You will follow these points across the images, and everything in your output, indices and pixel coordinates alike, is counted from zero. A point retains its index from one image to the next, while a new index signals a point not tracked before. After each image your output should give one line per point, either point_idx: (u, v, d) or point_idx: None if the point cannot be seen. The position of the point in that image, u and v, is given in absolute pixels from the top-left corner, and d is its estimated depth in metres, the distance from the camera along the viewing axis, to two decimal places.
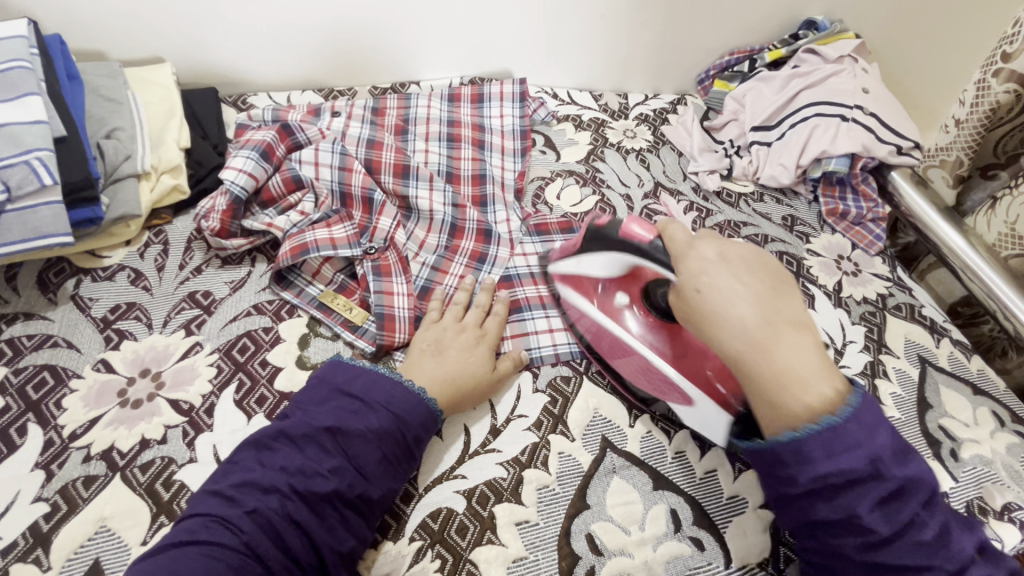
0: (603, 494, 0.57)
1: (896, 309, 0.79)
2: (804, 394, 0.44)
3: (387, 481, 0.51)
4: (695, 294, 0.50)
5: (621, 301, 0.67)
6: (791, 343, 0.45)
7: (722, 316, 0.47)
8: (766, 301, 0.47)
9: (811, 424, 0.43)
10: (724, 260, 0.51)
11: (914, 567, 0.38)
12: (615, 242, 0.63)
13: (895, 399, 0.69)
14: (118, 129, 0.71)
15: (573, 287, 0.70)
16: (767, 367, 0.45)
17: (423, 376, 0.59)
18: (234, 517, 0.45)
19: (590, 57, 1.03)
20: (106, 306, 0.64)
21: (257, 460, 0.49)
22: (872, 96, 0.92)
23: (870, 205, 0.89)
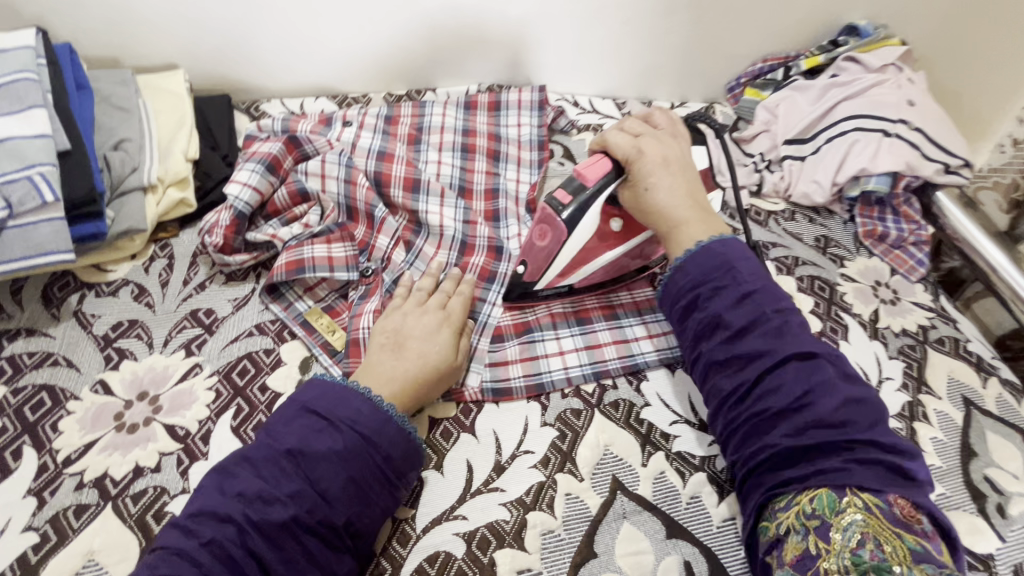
0: (612, 542, 0.53)
1: (938, 343, 0.74)
2: (691, 232, 0.59)
3: (354, 505, 0.48)
4: (645, 192, 0.61)
5: (616, 226, 0.66)
6: (732, 251, 0.56)
7: (666, 208, 0.61)
8: (678, 178, 0.62)
9: (689, 249, 0.57)
10: (664, 161, 0.63)
11: (813, 489, 0.45)
12: (583, 191, 0.63)
13: (935, 445, 0.64)
14: (126, 140, 0.70)
15: (574, 267, 0.66)
16: (685, 217, 0.59)
17: (381, 373, 0.56)
18: (190, 549, 0.44)
19: (614, 64, 0.98)
20: (108, 323, 0.63)
21: (218, 488, 0.47)
22: (918, 109, 0.85)
23: (913, 226, 0.83)
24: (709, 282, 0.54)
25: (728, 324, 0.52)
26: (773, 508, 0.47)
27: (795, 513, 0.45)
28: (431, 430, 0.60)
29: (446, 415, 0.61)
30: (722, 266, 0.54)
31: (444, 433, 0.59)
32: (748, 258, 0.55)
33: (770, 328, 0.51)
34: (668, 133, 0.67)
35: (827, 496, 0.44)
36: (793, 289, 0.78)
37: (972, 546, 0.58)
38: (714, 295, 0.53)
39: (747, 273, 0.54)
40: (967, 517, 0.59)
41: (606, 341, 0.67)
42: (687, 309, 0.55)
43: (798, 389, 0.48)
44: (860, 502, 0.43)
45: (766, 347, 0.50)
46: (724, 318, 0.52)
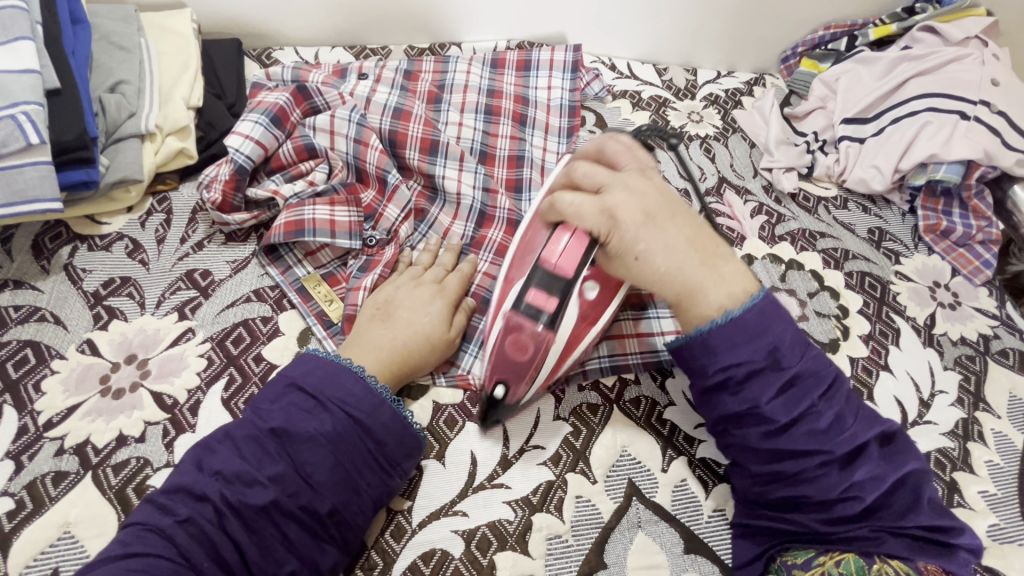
0: (623, 552, 0.49)
1: (1001, 355, 0.66)
2: (716, 298, 0.45)
3: (340, 492, 0.44)
4: (633, 259, 0.47)
5: (594, 292, 0.50)
6: (768, 318, 0.44)
7: (663, 264, 0.46)
8: (667, 224, 0.48)
9: (716, 320, 0.45)
10: (647, 214, 0.47)
11: (838, 551, 0.43)
12: (560, 283, 0.48)
13: (990, 470, 0.58)
14: (123, 82, 0.64)
15: (556, 358, 0.51)
16: (698, 279, 0.46)
17: (369, 343, 0.52)
18: (165, 526, 0.40)
19: (659, 24, 0.89)
20: (99, 280, 0.59)
21: (197, 464, 0.43)
22: (1001, 90, 0.74)
23: (982, 223, 0.73)
24: (750, 365, 0.44)
25: (770, 419, 0.43)
26: (789, 563, 0.44)
27: (818, 574, 0.42)
28: (433, 416, 0.55)
29: (452, 400, 0.56)
30: (761, 346, 0.43)
31: (448, 420, 0.55)
32: (784, 323, 0.45)
33: (820, 423, 0.43)
34: (636, 171, 0.53)
35: (854, 560, 0.42)
36: (841, 285, 0.70)
37: None
38: (752, 380, 0.44)
39: (789, 351, 0.44)
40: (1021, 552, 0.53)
41: (630, 332, 0.61)
42: (715, 389, 0.46)
43: (844, 481, 0.43)
44: (890, 569, 0.41)
45: (809, 421, 0.43)
46: (764, 410, 0.43)
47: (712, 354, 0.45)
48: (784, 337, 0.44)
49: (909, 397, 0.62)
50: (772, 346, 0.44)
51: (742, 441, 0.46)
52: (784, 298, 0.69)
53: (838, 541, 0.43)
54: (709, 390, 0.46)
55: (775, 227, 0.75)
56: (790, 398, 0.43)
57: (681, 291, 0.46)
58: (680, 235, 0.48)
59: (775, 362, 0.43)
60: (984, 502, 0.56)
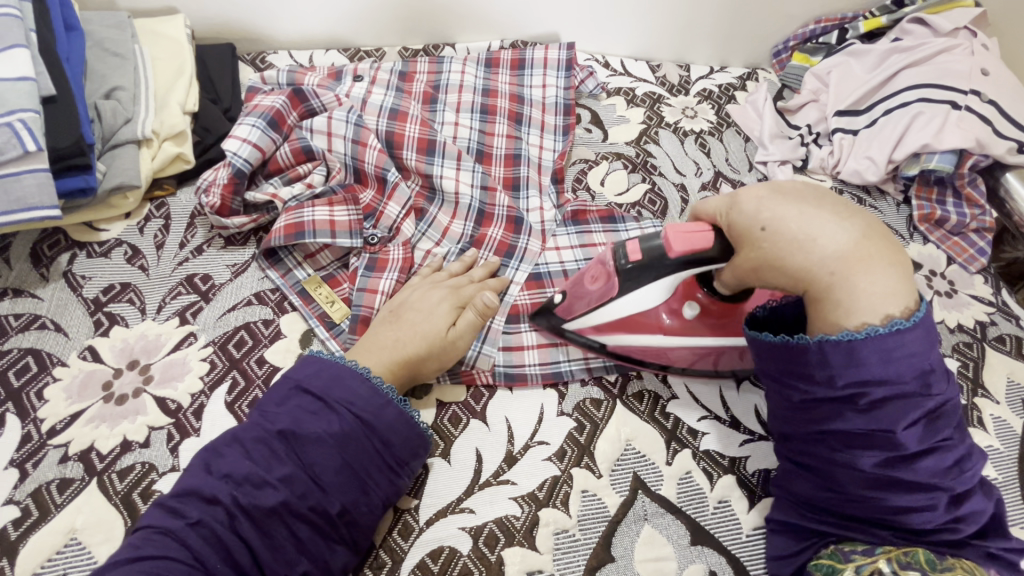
0: (630, 546, 0.49)
1: (998, 341, 0.67)
2: (877, 304, 0.41)
3: (348, 492, 0.44)
4: (761, 232, 0.44)
5: (691, 310, 0.55)
6: (926, 340, 0.41)
7: (800, 240, 0.43)
8: (831, 210, 0.44)
9: (877, 328, 0.41)
10: (798, 197, 0.45)
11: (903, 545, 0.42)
12: (665, 262, 0.49)
13: (991, 455, 0.58)
14: (118, 88, 0.64)
15: (623, 329, 0.55)
16: (855, 274, 0.42)
17: (374, 344, 0.53)
18: (176, 529, 0.39)
19: (650, 21, 0.89)
20: (99, 286, 0.59)
21: (204, 467, 0.43)
22: (991, 80, 0.75)
23: (975, 211, 0.74)
24: (900, 386, 0.40)
25: (902, 446, 0.41)
26: (848, 550, 0.43)
27: (884, 559, 0.41)
28: (438, 415, 0.55)
29: (455, 398, 0.56)
30: (917, 368, 0.40)
31: (453, 418, 0.55)
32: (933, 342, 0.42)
33: (943, 462, 0.41)
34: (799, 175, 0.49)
35: (922, 553, 0.41)
36: None
37: None
38: (892, 403, 0.41)
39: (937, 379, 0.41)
40: None
41: None
42: (837, 408, 0.42)
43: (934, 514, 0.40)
44: (965, 566, 0.40)
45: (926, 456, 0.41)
46: (897, 437, 0.41)
47: (856, 366, 0.41)
48: (939, 361, 0.41)
49: None
50: (925, 371, 0.41)
51: (849, 471, 0.43)
52: None
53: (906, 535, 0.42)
54: (824, 402, 0.43)
55: None
56: (928, 430, 0.41)
57: (827, 278, 0.43)
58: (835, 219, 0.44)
59: (926, 389, 0.40)
60: None
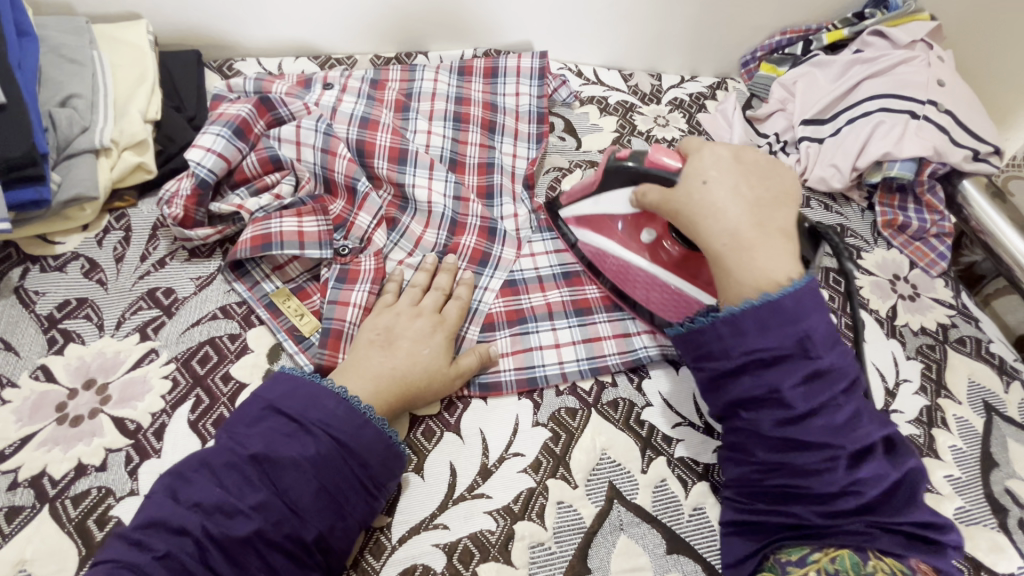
0: (607, 556, 0.49)
1: (959, 343, 0.69)
2: (750, 280, 0.48)
3: (325, 516, 0.42)
4: (700, 184, 0.52)
5: (648, 237, 0.61)
6: (805, 306, 0.45)
7: (715, 202, 0.51)
8: (756, 201, 0.51)
9: (749, 300, 0.46)
10: (741, 175, 0.52)
11: (833, 548, 0.42)
12: (624, 176, 0.59)
13: (955, 455, 0.60)
14: (75, 96, 0.62)
15: (591, 227, 0.65)
16: (745, 241, 0.48)
17: (367, 370, 0.51)
18: (142, 563, 0.37)
19: (622, 31, 0.90)
20: (53, 302, 0.56)
21: (170, 494, 0.41)
22: (947, 90, 0.78)
23: (935, 217, 0.77)
24: (779, 350, 0.44)
25: (791, 406, 0.44)
26: (783, 561, 0.44)
27: (814, 571, 0.42)
28: (411, 429, 0.54)
29: (429, 411, 0.55)
30: (792, 334, 0.44)
31: (426, 432, 0.54)
32: (816, 309, 0.45)
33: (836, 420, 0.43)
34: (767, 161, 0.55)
35: (848, 557, 0.41)
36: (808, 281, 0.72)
37: (992, 564, 0.53)
38: (777, 364, 0.45)
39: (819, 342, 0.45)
40: (986, 532, 0.55)
41: (606, 335, 0.62)
42: (736, 372, 0.47)
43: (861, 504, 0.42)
44: (886, 566, 0.41)
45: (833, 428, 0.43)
46: (785, 395, 0.44)
47: (740, 336, 0.46)
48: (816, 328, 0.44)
49: (876, 387, 0.64)
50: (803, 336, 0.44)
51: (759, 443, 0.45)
52: None
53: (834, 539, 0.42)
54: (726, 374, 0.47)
55: None
56: (812, 394, 0.43)
57: (716, 242, 0.50)
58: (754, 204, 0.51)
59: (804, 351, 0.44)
60: (950, 486, 0.58)
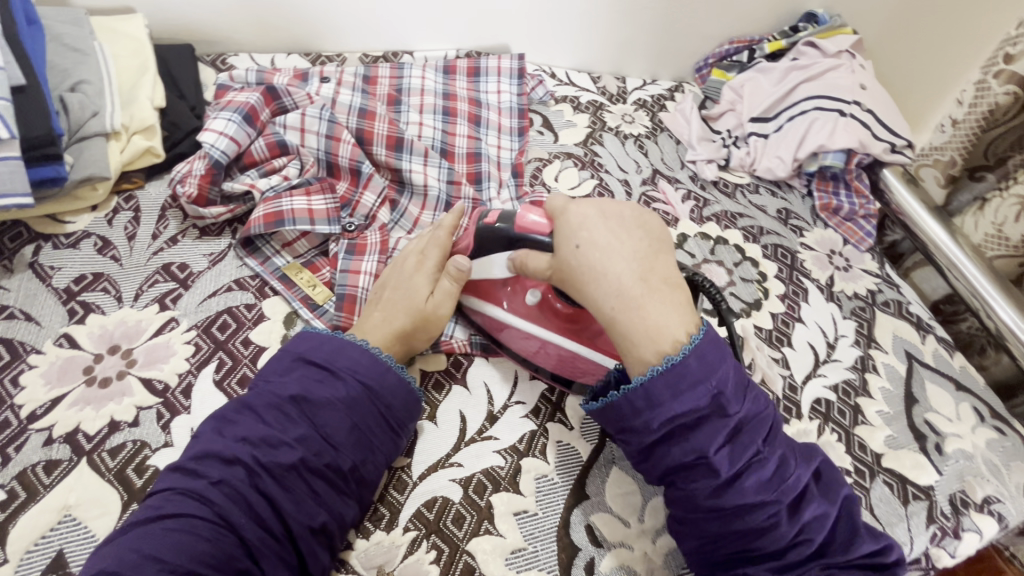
0: (603, 484, 0.55)
1: (885, 305, 0.80)
2: (647, 345, 0.47)
3: (359, 451, 0.47)
4: (575, 249, 0.50)
5: (533, 298, 0.58)
6: (708, 363, 0.46)
7: (596, 268, 0.49)
8: (637, 254, 0.50)
9: (656, 367, 0.46)
10: (611, 231, 0.51)
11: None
12: (489, 238, 0.56)
13: (883, 394, 0.70)
14: (84, 83, 0.65)
15: (476, 295, 0.61)
16: (629, 302, 0.48)
17: (367, 326, 0.56)
18: (199, 489, 0.42)
19: (591, 37, 0.99)
20: (69, 276, 0.59)
21: (216, 432, 0.46)
22: (869, 93, 0.91)
23: (863, 201, 0.89)
24: (695, 412, 0.45)
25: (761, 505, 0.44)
26: None
27: None
28: (422, 382, 0.60)
29: (437, 367, 0.61)
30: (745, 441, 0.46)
31: (436, 384, 0.60)
32: (722, 360, 0.46)
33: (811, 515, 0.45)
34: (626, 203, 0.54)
35: None
36: (759, 255, 0.83)
37: (916, 479, 0.64)
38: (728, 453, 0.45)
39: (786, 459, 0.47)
40: (911, 454, 0.66)
41: None
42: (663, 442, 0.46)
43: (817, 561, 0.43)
44: None
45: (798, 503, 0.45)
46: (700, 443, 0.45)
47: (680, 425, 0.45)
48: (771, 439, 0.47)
49: (818, 341, 0.74)
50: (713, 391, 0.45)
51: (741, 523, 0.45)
52: (713, 268, 0.80)
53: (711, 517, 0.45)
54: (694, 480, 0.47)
55: (702, 210, 0.86)
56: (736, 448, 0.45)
57: (606, 312, 0.49)
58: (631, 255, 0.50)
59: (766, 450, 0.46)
60: (880, 419, 0.68)
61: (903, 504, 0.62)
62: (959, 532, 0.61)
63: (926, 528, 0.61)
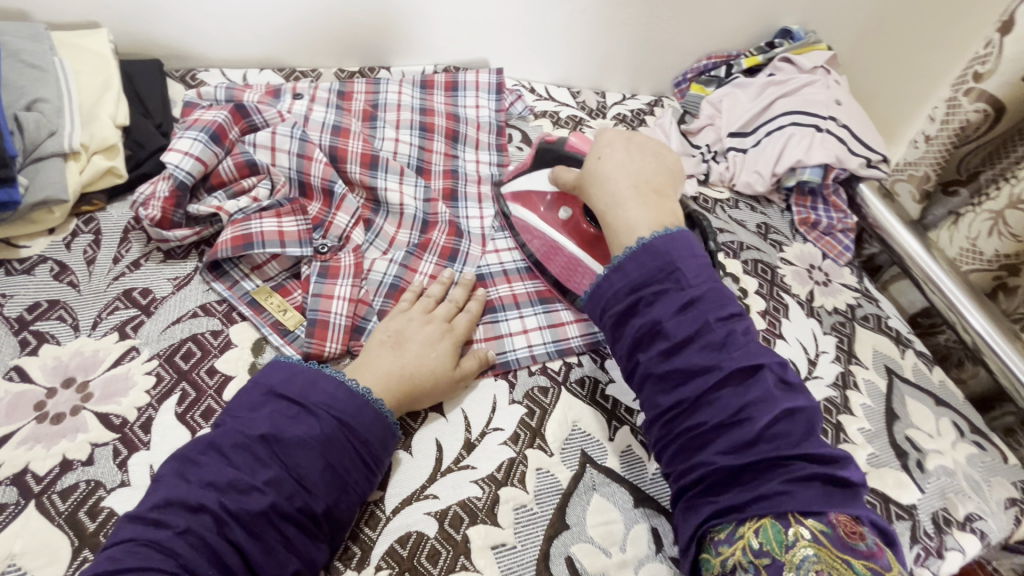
0: (583, 513, 0.53)
1: (864, 319, 0.80)
2: (625, 228, 0.56)
3: (332, 492, 0.45)
4: (596, 161, 0.62)
5: (565, 214, 0.69)
6: (677, 250, 0.53)
7: (603, 180, 0.60)
8: (647, 176, 0.60)
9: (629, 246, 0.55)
10: (630, 153, 0.62)
11: (755, 519, 0.43)
12: (550, 158, 0.70)
13: (865, 410, 0.70)
14: (41, 101, 0.62)
15: (521, 202, 0.72)
16: (622, 199, 0.58)
17: (378, 369, 0.54)
18: (163, 539, 0.39)
19: (570, 53, 0.99)
20: (23, 304, 0.56)
21: (181, 476, 0.43)
22: (844, 109, 0.91)
23: (840, 215, 0.89)
24: (660, 289, 0.51)
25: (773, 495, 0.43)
26: (715, 540, 0.44)
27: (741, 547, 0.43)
28: None
29: None
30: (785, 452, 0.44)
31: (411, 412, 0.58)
32: (691, 257, 0.52)
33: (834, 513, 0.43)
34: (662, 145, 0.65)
35: (771, 527, 0.42)
36: (740, 271, 0.82)
37: (899, 498, 0.63)
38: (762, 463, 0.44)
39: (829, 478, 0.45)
40: (893, 472, 0.65)
41: (568, 320, 0.68)
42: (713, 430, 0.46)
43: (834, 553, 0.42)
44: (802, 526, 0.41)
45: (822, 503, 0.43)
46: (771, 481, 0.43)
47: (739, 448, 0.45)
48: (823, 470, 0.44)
49: (800, 358, 0.74)
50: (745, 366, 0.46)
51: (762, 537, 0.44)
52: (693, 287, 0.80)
53: (753, 508, 0.43)
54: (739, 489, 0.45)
55: None
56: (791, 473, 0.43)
57: (601, 206, 0.60)
58: (658, 175, 0.61)
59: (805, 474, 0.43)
60: (862, 437, 0.68)
61: None
62: (942, 552, 0.61)
63: (910, 548, 0.60)
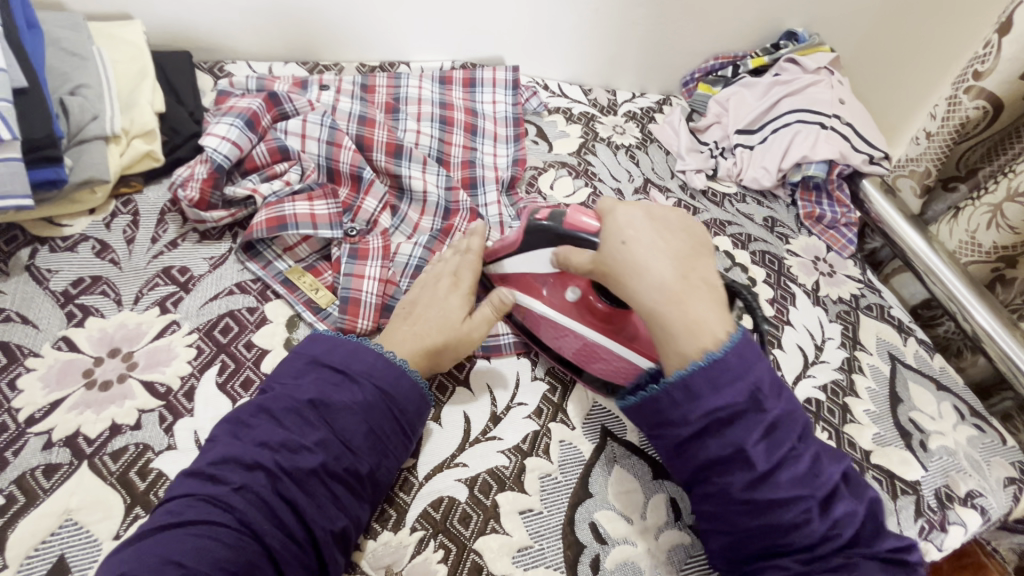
0: (605, 482, 0.56)
1: (868, 308, 0.84)
2: (683, 346, 0.48)
3: (376, 456, 0.48)
4: (620, 245, 0.51)
5: (572, 295, 0.59)
6: (747, 360, 0.47)
7: (634, 267, 0.50)
8: (684, 264, 0.51)
9: (696, 363, 0.47)
10: (655, 230, 0.52)
11: None
12: (545, 237, 0.57)
13: (870, 393, 0.73)
14: (83, 86, 0.64)
15: (517, 287, 0.62)
16: (665, 303, 0.49)
17: (396, 337, 0.56)
18: (220, 494, 0.42)
19: (584, 53, 1.03)
20: (67, 279, 0.58)
21: (233, 436, 0.46)
22: (847, 107, 0.95)
23: (844, 210, 0.93)
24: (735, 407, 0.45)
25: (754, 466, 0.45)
26: None
27: None
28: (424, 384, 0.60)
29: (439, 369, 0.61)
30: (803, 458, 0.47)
31: (440, 386, 0.60)
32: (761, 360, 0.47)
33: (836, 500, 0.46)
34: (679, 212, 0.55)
35: None
36: (748, 261, 0.85)
37: (903, 474, 0.66)
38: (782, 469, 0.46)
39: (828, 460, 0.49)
40: (897, 451, 0.68)
41: None
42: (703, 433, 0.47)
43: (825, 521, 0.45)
44: None
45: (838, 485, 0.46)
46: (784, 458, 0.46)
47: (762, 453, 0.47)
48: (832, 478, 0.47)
49: (807, 343, 0.77)
50: (754, 389, 0.46)
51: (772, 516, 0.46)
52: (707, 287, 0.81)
53: None
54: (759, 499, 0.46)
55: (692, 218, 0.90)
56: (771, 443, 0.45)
57: (646, 305, 0.49)
58: (691, 257, 0.52)
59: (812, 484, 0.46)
60: (867, 418, 0.71)
61: (891, 499, 0.64)
62: (945, 525, 0.63)
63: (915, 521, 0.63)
